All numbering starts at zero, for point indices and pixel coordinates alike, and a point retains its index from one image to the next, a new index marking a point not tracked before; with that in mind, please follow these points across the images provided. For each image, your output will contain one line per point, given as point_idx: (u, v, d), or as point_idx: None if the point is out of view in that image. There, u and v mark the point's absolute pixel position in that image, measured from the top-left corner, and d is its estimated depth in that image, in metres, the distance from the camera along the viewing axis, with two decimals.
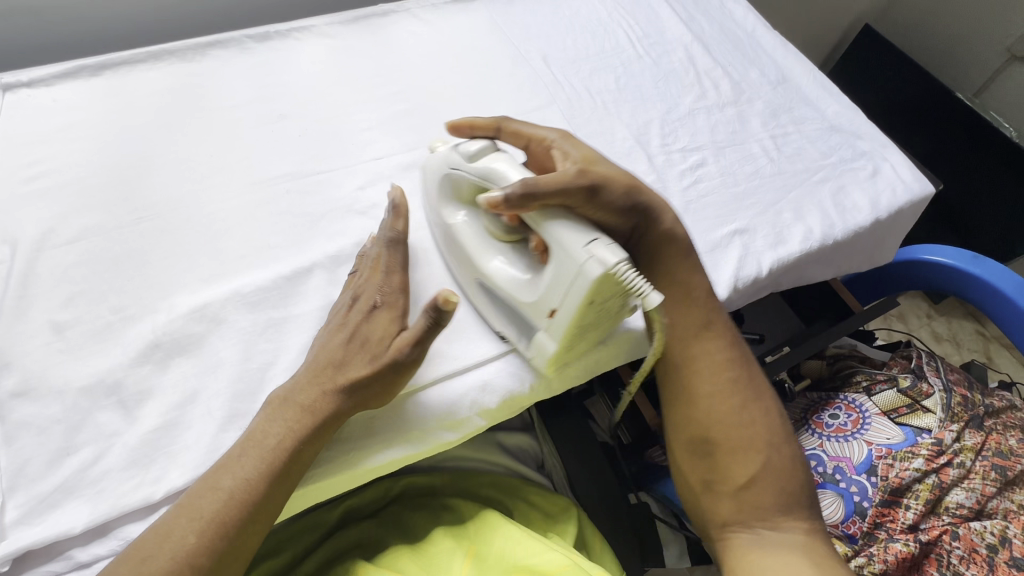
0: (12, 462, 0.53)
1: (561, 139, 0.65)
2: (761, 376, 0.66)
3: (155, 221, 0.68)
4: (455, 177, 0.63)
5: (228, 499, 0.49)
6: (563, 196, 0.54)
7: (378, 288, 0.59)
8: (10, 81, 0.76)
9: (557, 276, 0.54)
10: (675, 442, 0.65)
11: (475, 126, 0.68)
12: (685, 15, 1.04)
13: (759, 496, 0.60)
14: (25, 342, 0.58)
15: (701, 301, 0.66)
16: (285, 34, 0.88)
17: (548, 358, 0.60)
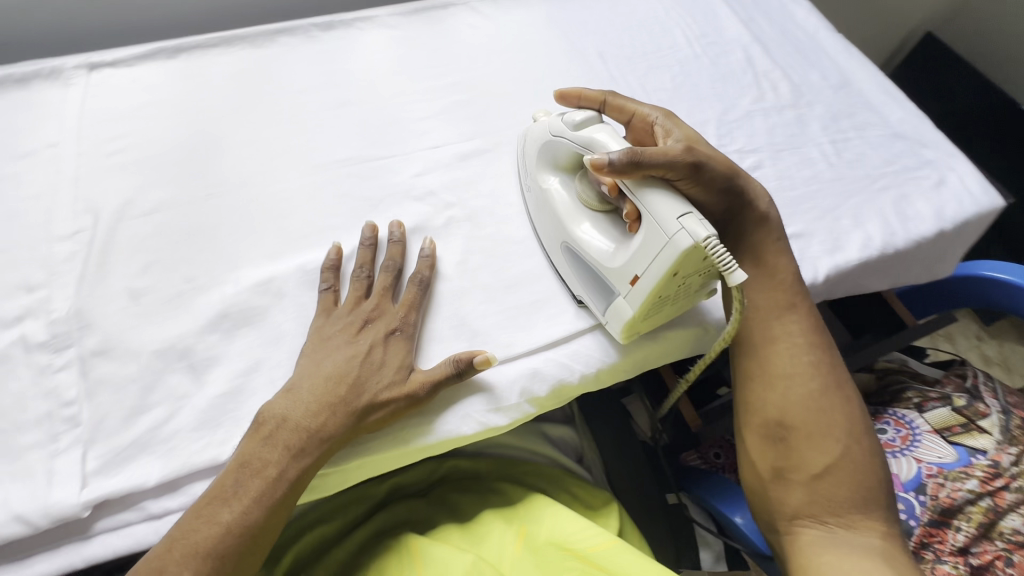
0: (92, 416, 0.56)
1: (664, 118, 0.68)
2: (845, 368, 0.65)
3: (225, 197, 0.71)
4: (556, 144, 0.67)
5: (224, 532, 0.49)
6: (666, 168, 0.57)
7: (399, 316, 0.62)
8: (95, 60, 0.80)
9: (645, 243, 0.56)
10: (746, 427, 0.65)
11: (582, 98, 0.72)
12: (745, 16, 1.03)
13: (834, 489, 0.59)
14: (104, 305, 0.62)
15: (786, 284, 0.66)
16: (348, 24, 0.90)
17: (623, 325, 0.62)
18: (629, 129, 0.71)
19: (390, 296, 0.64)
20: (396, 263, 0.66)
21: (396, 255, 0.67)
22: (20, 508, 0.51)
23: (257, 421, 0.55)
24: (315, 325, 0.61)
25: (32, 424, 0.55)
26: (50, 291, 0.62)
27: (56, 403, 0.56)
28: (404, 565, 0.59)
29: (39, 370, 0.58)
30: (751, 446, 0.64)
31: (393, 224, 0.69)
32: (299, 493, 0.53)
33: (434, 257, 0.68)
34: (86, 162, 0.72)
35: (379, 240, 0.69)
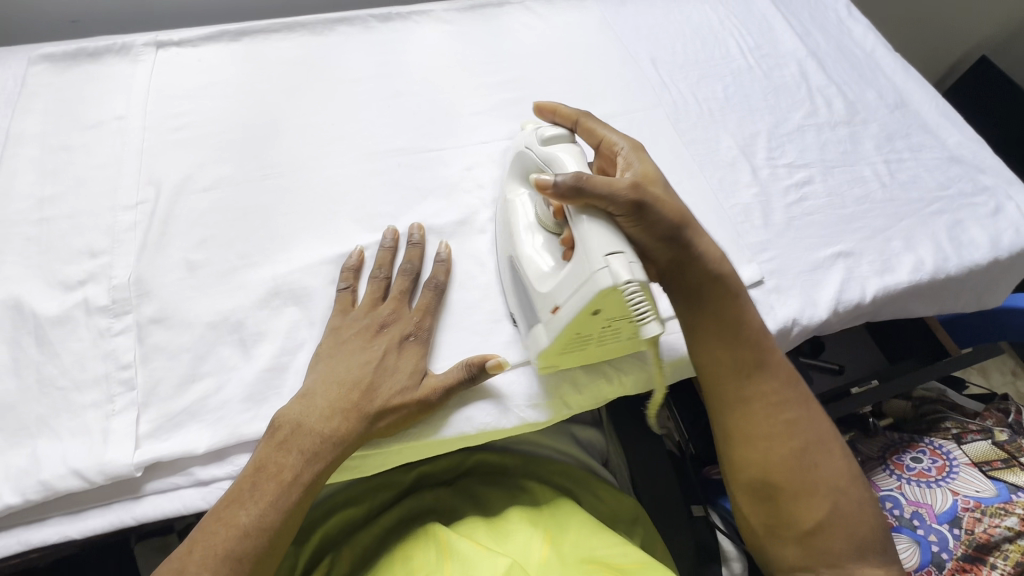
0: (147, 380, 0.58)
1: (630, 150, 0.62)
2: (822, 417, 0.62)
3: (280, 178, 0.72)
4: (525, 156, 0.65)
5: (242, 535, 0.49)
6: (607, 202, 0.53)
7: (414, 321, 0.62)
8: (164, 39, 0.82)
9: (571, 274, 0.54)
10: (733, 487, 0.62)
11: (557, 112, 0.67)
12: (801, 30, 1.02)
13: (829, 544, 0.57)
14: (162, 275, 0.64)
15: (753, 339, 0.62)
16: (406, 16, 0.92)
17: (538, 354, 0.60)
18: (597, 155, 0.65)
19: (406, 301, 0.63)
20: (414, 267, 0.66)
21: (415, 258, 0.66)
22: (77, 464, 0.52)
23: (271, 427, 0.55)
24: (331, 328, 0.61)
25: (91, 383, 0.57)
26: (112, 258, 0.64)
27: (113, 365, 0.58)
28: (431, 558, 0.59)
29: (99, 333, 0.60)
30: (740, 505, 0.61)
31: (414, 227, 0.69)
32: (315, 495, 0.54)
33: (449, 261, 0.67)
34: (151, 137, 0.74)
35: (399, 243, 0.69)
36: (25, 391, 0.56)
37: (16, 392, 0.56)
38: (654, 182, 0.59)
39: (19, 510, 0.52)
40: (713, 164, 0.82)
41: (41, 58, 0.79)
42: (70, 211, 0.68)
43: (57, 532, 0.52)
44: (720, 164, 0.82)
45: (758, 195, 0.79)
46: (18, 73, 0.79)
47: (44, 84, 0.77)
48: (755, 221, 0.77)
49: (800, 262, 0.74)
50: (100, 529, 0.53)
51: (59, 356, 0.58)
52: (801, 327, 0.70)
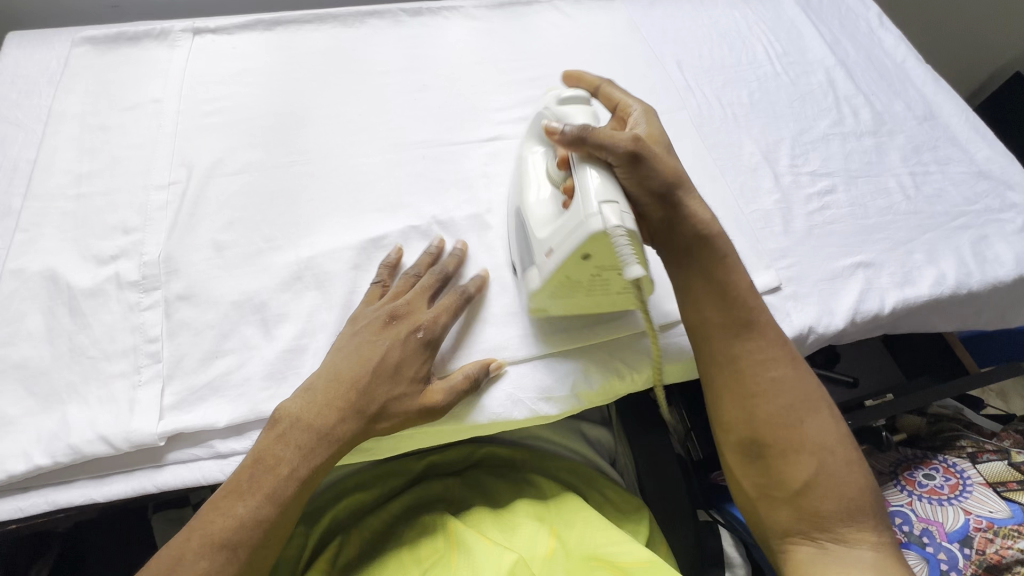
0: (172, 354, 0.60)
1: (643, 113, 0.66)
2: (812, 378, 0.61)
3: (306, 165, 0.74)
4: (539, 115, 0.67)
5: (238, 525, 0.50)
6: (606, 151, 0.56)
7: (429, 316, 0.60)
8: (200, 26, 0.85)
9: (565, 220, 0.56)
10: (724, 447, 0.62)
11: (582, 80, 0.71)
12: (830, 38, 1.01)
13: (818, 505, 0.56)
14: (191, 254, 0.66)
15: (739, 301, 0.61)
16: (435, 12, 0.93)
17: (531, 294, 0.62)
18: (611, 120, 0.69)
19: (429, 297, 0.63)
20: (449, 273, 0.65)
21: (452, 266, 0.66)
22: (104, 430, 0.55)
23: (271, 419, 0.55)
24: (348, 322, 0.62)
25: (119, 354, 0.59)
26: (144, 235, 0.66)
27: (140, 338, 0.60)
28: (439, 546, 0.61)
29: (128, 306, 0.62)
30: (731, 464, 0.61)
31: (459, 244, 0.69)
32: (312, 488, 0.54)
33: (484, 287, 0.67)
34: (184, 120, 0.76)
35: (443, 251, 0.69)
36: (58, 358, 0.59)
37: (49, 359, 0.59)
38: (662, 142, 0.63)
39: (48, 471, 0.54)
40: (735, 169, 0.82)
41: (84, 41, 0.82)
42: (106, 188, 0.70)
43: (83, 495, 0.54)
44: (741, 170, 0.82)
45: (779, 202, 0.79)
46: (62, 54, 0.83)
47: (85, 66, 0.80)
48: (775, 228, 0.77)
49: (819, 271, 0.73)
50: (123, 494, 0.55)
51: (90, 326, 0.61)
52: (817, 335, 0.69)
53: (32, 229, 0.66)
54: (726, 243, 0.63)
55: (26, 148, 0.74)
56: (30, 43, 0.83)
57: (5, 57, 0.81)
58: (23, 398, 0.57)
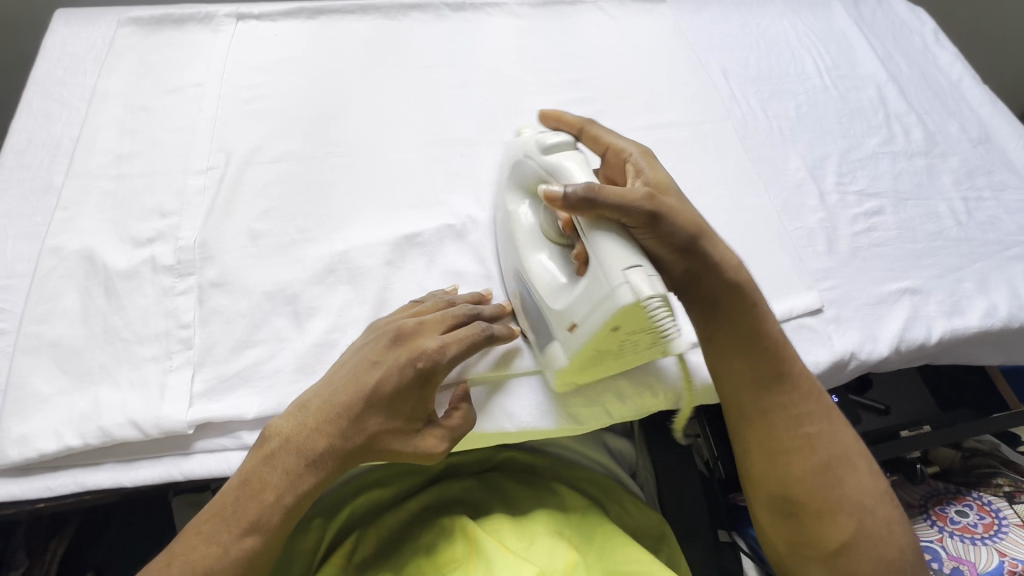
0: (204, 341, 0.60)
1: (640, 155, 0.60)
2: (848, 434, 0.60)
3: (343, 157, 0.73)
4: (524, 166, 0.61)
5: (221, 554, 0.48)
6: (621, 213, 0.51)
7: (435, 345, 0.54)
8: (244, 12, 0.84)
9: (587, 291, 0.52)
10: (754, 502, 0.60)
11: (562, 121, 0.66)
12: (883, 53, 0.97)
13: (854, 566, 0.55)
14: (226, 241, 0.65)
15: (773, 354, 0.59)
16: (478, 8, 0.91)
17: (557, 372, 0.58)
18: (603, 163, 0.63)
19: (446, 325, 0.57)
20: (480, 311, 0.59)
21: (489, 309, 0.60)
22: (135, 415, 0.55)
23: (262, 436, 0.53)
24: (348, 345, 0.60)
25: (152, 338, 0.59)
26: (180, 219, 0.66)
27: (173, 323, 0.60)
28: (457, 551, 0.59)
29: (162, 291, 0.62)
30: (762, 519, 0.60)
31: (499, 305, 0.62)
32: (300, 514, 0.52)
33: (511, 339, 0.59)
34: (224, 106, 0.76)
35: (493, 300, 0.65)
36: (92, 339, 0.59)
37: (83, 339, 0.59)
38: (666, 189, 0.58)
39: (78, 452, 0.54)
40: (780, 184, 0.79)
41: (130, 21, 0.82)
42: (146, 170, 0.70)
43: (111, 478, 0.54)
44: (786, 185, 0.79)
45: (824, 221, 0.76)
46: (108, 34, 0.83)
47: (129, 46, 0.80)
48: (818, 247, 0.74)
49: (864, 294, 0.71)
50: (149, 479, 0.54)
51: (124, 309, 0.61)
52: (859, 361, 0.67)
53: (71, 207, 0.67)
54: (757, 291, 0.59)
55: (69, 126, 0.74)
56: (77, 21, 0.84)
57: (53, 34, 0.82)
58: (56, 376, 0.57)
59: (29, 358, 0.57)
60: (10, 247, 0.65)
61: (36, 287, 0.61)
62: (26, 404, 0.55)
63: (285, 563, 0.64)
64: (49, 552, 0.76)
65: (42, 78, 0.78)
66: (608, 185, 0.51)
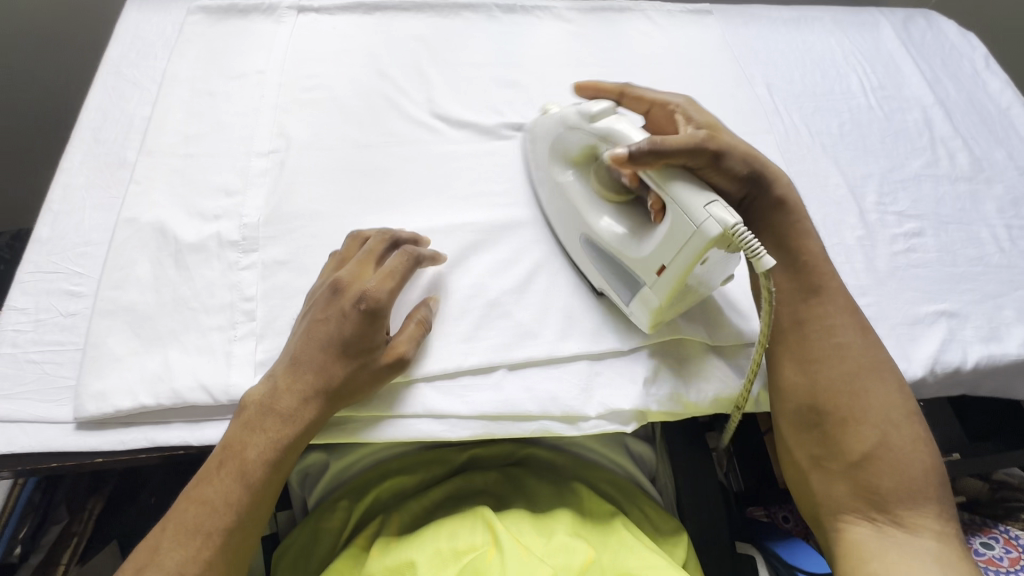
0: (268, 315, 0.63)
1: (687, 105, 0.66)
2: (883, 352, 0.60)
3: (398, 148, 0.76)
4: (568, 137, 0.66)
5: (210, 509, 0.51)
6: (687, 156, 0.56)
7: (372, 285, 0.58)
8: (306, 5, 0.88)
9: (669, 233, 0.55)
10: (779, 419, 0.61)
11: (599, 89, 0.69)
12: (930, 76, 0.97)
13: (877, 478, 0.55)
14: (284, 221, 0.69)
15: (811, 268, 0.62)
16: (528, 11, 0.94)
17: (649, 315, 0.60)
18: (647, 120, 0.69)
19: (373, 263, 0.61)
20: (392, 237, 0.63)
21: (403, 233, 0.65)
22: (206, 381, 0.58)
23: (240, 406, 0.56)
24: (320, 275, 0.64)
25: (218, 309, 0.63)
26: (244, 198, 0.70)
27: (237, 296, 0.64)
28: (478, 539, 0.59)
29: (228, 265, 0.65)
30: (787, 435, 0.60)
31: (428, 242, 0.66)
32: (285, 467, 0.54)
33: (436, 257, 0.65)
34: (284, 94, 0.79)
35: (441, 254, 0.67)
36: (162, 306, 0.63)
37: (154, 305, 0.63)
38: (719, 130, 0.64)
39: (152, 410, 0.58)
40: (821, 200, 0.79)
41: (199, 10, 0.86)
42: (211, 150, 0.74)
43: (180, 437, 0.57)
44: (828, 202, 0.79)
45: (863, 239, 0.76)
46: (178, 21, 0.88)
47: (197, 33, 0.84)
48: (856, 264, 0.74)
49: (899, 314, 0.71)
50: (217, 441, 0.57)
51: (193, 280, 0.64)
52: None
53: (145, 181, 0.71)
54: (803, 216, 0.64)
55: (142, 105, 0.79)
56: (151, 8, 0.89)
57: (128, 18, 0.87)
58: (130, 338, 0.61)
59: (106, 320, 0.61)
60: (88, 217, 0.70)
61: (113, 254, 0.65)
62: (100, 362, 0.59)
63: (311, 541, 0.66)
64: (86, 512, 0.80)
65: (116, 59, 0.83)
66: (665, 137, 0.56)
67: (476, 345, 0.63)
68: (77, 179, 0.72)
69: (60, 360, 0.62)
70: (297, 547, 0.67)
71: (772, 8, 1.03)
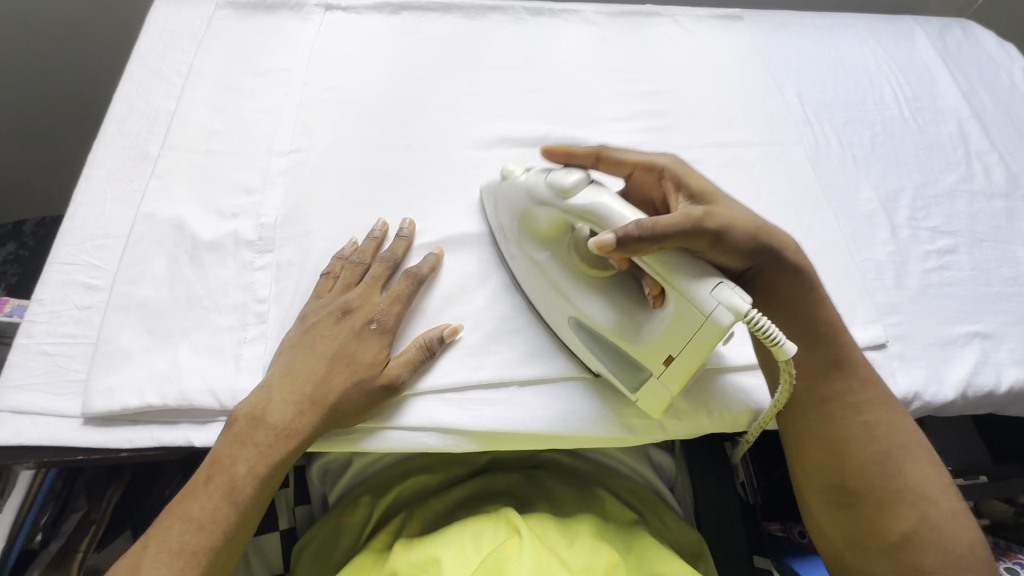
0: (280, 320, 0.63)
1: (675, 166, 0.62)
2: (907, 423, 0.59)
3: (420, 151, 0.75)
4: (540, 213, 0.60)
5: (197, 527, 0.52)
6: (681, 238, 0.52)
7: (381, 307, 0.61)
8: (333, 3, 0.87)
9: (675, 321, 0.53)
10: (808, 496, 0.60)
11: (572, 154, 0.67)
12: (966, 87, 0.95)
13: (920, 559, 0.54)
14: (305, 223, 0.68)
15: (829, 342, 0.60)
16: (556, 14, 0.93)
17: (657, 403, 0.58)
18: (633, 179, 0.66)
19: (380, 287, 0.63)
20: (396, 258, 0.65)
21: (399, 250, 0.65)
22: (214, 384, 0.59)
23: (230, 419, 0.57)
24: (312, 294, 0.63)
25: (230, 309, 0.63)
26: (263, 198, 0.70)
27: (250, 297, 0.64)
28: (500, 535, 0.58)
29: (242, 265, 0.65)
30: (817, 512, 0.59)
31: (433, 250, 0.67)
32: (272, 484, 0.55)
33: (437, 264, 0.66)
34: (308, 93, 0.79)
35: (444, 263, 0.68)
36: (176, 303, 0.63)
37: (168, 302, 0.63)
38: (716, 198, 0.59)
39: (156, 410, 0.58)
40: (850, 214, 0.78)
41: (227, 5, 0.86)
42: (232, 147, 0.74)
43: (183, 437, 0.58)
44: (857, 216, 0.78)
45: (893, 255, 0.75)
46: (205, 15, 0.87)
47: (224, 28, 0.84)
48: (886, 281, 0.73)
49: (930, 335, 0.69)
50: None
51: (206, 278, 0.64)
52: (923, 402, 0.65)
53: (165, 176, 0.71)
54: (814, 282, 0.60)
55: (166, 99, 0.79)
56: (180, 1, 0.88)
57: (156, 12, 0.87)
58: (141, 334, 0.61)
59: (119, 315, 0.62)
60: (108, 209, 0.70)
61: (130, 249, 0.65)
62: (112, 358, 0.59)
63: (333, 535, 0.67)
64: (104, 500, 0.80)
65: (144, 52, 0.83)
66: (656, 218, 0.51)
67: (492, 358, 0.63)
68: (98, 172, 0.72)
69: (71, 353, 0.62)
70: (318, 542, 0.67)
71: (803, 15, 1.01)
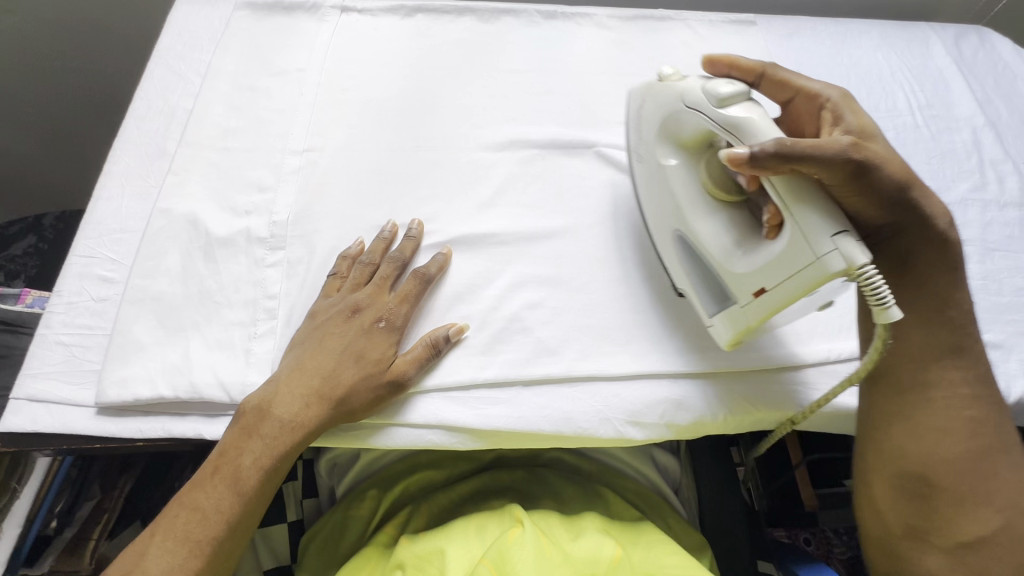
0: (289, 317, 0.64)
1: (841, 99, 0.58)
2: (1009, 427, 0.57)
3: (431, 152, 0.76)
4: (685, 117, 0.58)
5: (206, 518, 0.54)
6: (819, 168, 0.48)
7: (389, 306, 0.62)
8: (349, 5, 0.89)
9: (783, 255, 0.51)
10: (875, 480, 0.58)
11: (735, 65, 0.63)
12: (981, 95, 0.94)
13: (987, 561, 0.53)
14: (316, 221, 0.69)
15: (954, 327, 0.57)
16: (568, 17, 0.93)
17: (732, 334, 0.59)
18: (789, 108, 0.62)
19: (388, 287, 0.64)
20: (404, 258, 0.66)
21: (407, 251, 0.66)
22: (224, 378, 0.60)
23: (238, 411, 0.58)
24: (321, 293, 0.64)
25: (241, 305, 0.64)
26: (275, 195, 0.71)
27: (261, 293, 0.65)
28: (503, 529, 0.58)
29: (254, 261, 0.67)
30: (881, 496, 0.58)
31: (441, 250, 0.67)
32: (276, 475, 0.57)
33: (445, 264, 0.67)
34: (322, 93, 0.80)
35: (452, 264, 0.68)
36: (188, 297, 0.64)
37: (181, 296, 0.64)
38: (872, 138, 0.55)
39: (167, 401, 0.60)
40: None
41: (245, 6, 0.88)
42: (247, 146, 0.75)
43: (193, 429, 0.59)
44: None
45: None
46: (223, 15, 0.89)
47: (241, 29, 0.86)
48: None
49: None
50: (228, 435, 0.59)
51: (219, 274, 0.66)
52: None
53: (181, 173, 0.72)
54: (956, 257, 0.58)
55: (184, 98, 0.81)
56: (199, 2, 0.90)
57: (176, 12, 0.89)
58: (154, 327, 0.63)
59: (133, 308, 0.63)
60: (125, 204, 0.72)
61: (145, 243, 0.67)
62: (126, 350, 0.61)
63: (338, 530, 0.68)
64: (117, 489, 0.82)
65: (163, 51, 0.85)
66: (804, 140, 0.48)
67: (496, 358, 0.63)
68: (116, 167, 0.74)
69: (87, 344, 0.63)
70: (324, 534, 0.68)
71: (818, 20, 1.00)
